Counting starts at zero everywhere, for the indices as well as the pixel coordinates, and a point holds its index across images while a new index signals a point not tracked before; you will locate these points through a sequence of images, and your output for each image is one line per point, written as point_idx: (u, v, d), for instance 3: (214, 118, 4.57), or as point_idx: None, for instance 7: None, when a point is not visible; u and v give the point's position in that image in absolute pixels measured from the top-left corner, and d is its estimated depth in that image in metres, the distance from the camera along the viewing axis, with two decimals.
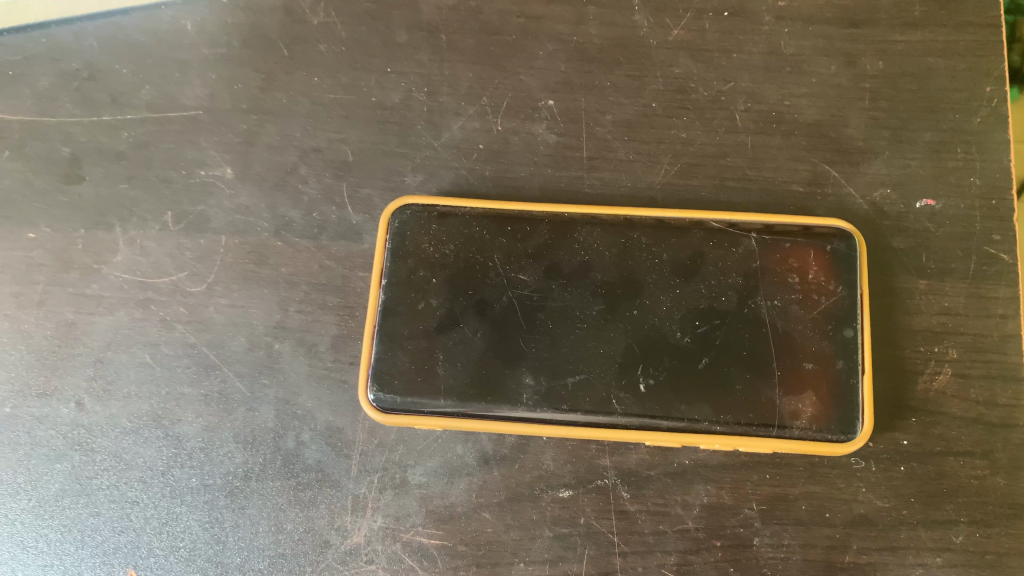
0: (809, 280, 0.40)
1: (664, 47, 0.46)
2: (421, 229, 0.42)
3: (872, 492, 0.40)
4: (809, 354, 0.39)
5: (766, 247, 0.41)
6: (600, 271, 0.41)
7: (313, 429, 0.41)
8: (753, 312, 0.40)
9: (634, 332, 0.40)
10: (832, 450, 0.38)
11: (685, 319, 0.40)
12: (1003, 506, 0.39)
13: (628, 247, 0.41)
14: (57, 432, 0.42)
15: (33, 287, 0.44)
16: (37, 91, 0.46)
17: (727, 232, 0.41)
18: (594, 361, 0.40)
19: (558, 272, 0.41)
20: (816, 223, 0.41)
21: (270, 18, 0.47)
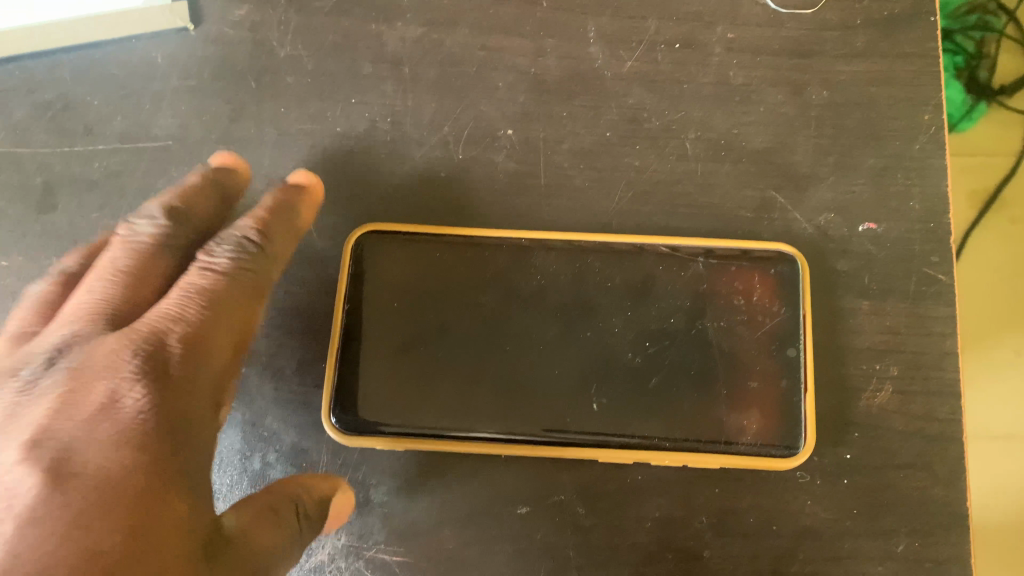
0: (754, 303, 0.43)
1: (619, 78, 0.48)
2: (384, 256, 0.44)
3: (817, 505, 0.42)
4: (754, 373, 0.41)
5: (714, 271, 0.43)
6: (556, 294, 0.43)
7: (276, 451, 0.42)
8: (701, 332, 0.42)
9: (588, 353, 0.42)
10: (777, 464, 0.40)
11: (636, 340, 0.42)
12: (941, 517, 0.41)
13: (582, 271, 0.43)
14: None
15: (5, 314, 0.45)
16: (12, 123, 0.48)
17: (676, 257, 0.44)
18: (549, 381, 0.42)
19: (515, 296, 0.43)
20: (763, 247, 0.44)
21: (239, 51, 0.48)
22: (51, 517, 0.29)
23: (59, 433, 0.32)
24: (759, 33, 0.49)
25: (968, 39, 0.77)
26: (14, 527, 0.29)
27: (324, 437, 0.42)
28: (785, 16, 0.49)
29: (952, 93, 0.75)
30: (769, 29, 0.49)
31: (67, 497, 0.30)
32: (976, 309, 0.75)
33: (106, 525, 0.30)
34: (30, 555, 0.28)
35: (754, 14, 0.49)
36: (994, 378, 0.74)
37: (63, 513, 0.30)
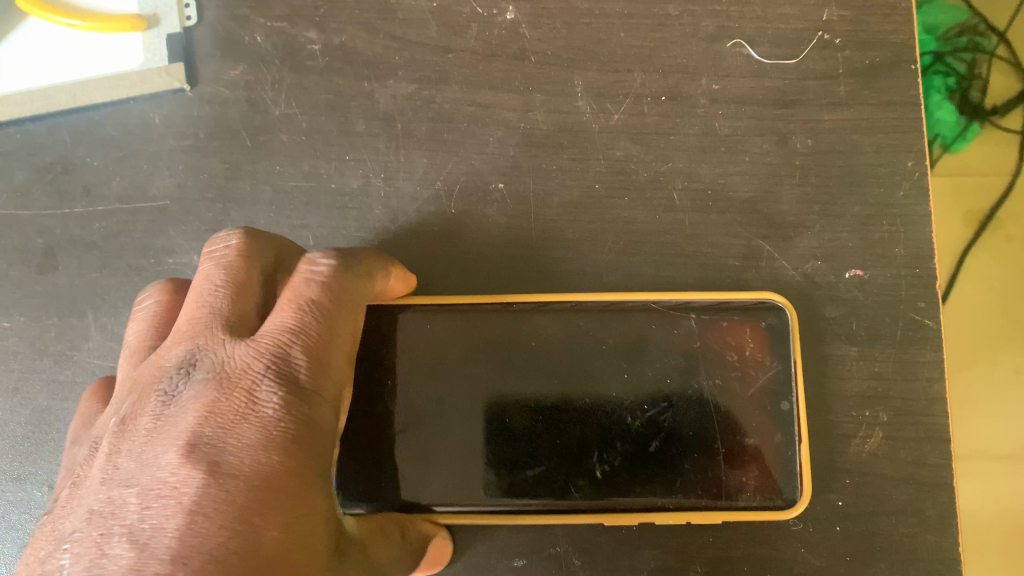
0: (748, 360, 0.43)
1: (606, 131, 0.49)
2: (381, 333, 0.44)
3: (810, 553, 0.42)
4: (752, 432, 0.42)
5: (708, 327, 0.43)
6: (551, 360, 0.44)
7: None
8: (698, 392, 0.43)
9: (588, 423, 0.43)
10: (773, 517, 0.41)
11: (632, 403, 0.43)
12: (932, 562, 0.42)
13: (574, 332, 0.44)
14: (32, 514, 0.44)
15: (9, 374, 0.46)
16: (13, 186, 0.49)
17: (670, 313, 0.44)
18: (550, 452, 0.43)
19: (511, 364, 0.44)
20: (751, 297, 0.44)
21: (234, 110, 0.49)
22: (219, 509, 0.28)
23: (212, 438, 0.30)
24: (744, 83, 0.50)
25: (959, 60, 0.75)
26: (186, 520, 0.27)
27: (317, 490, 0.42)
28: (768, 67, 0.50)
29: (942, 116, 0.75)
30: (753, 79, 0.50)
31: (227, 493, 0.28)
32: (970, 332, 0.76)
33: (266, 520, 0.28)
34: (200, 554, 0.26)
35: (738, 64, 0.50)
36: (992, 400, 0.75)
37: (229, 506, 0.28)
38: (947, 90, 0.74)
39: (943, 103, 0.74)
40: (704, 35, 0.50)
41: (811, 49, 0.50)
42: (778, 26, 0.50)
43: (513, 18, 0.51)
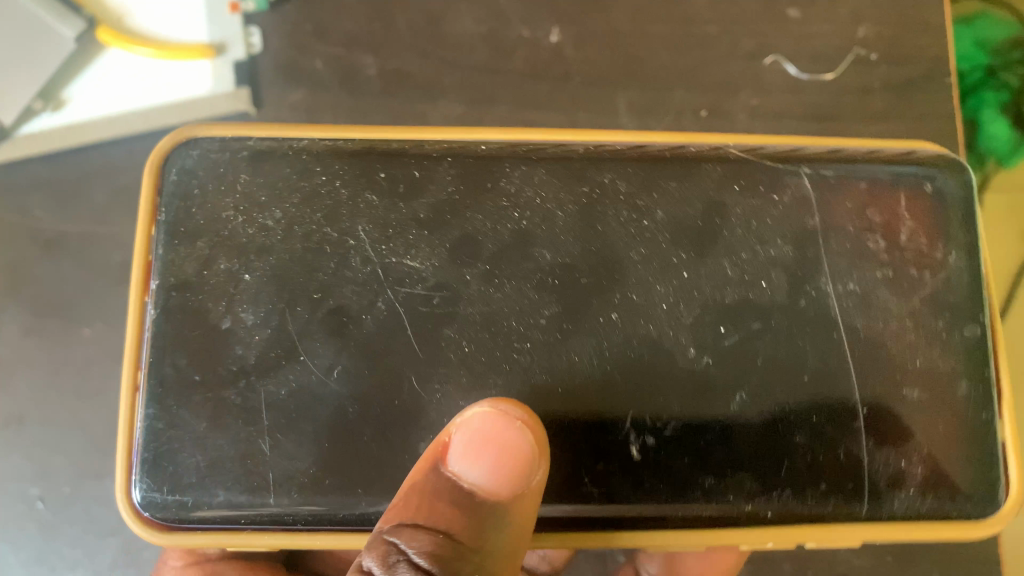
0: (903, 244, 0.35)
1: None
2: (438, 179, 0.36)
3: (851, 552, 0.45)
4: (838, 277, 0.35)
5: (822, 190, 0.36)
6: (608, 225, 0.36)
7: (251, 348, 0.35)
8: (734, 233, 0.35)
9: (659, 264, 0.35)
10: (970, 534, 0.34)
11: (707, 322, 0.35)
12: (972, 563, 0.44)
13: (645, 185, 0.36)
14: (111, 510, 0.48)
15: (91, 380, 0.50)
16: (94, 206, 0.52)
17: (681, 159, 0.36)
18: (627, 291, 0.35)
19: (544, 231, 0.35)
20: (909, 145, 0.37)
21: None
22: None
23: None
24: (781, 97, 0.51)
25: (1013, 74, 0.67)
26: None
27: (310, 352, 0.35)
28: (806, 82, 0.51)
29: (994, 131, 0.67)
30: (790, 93, 0.51)
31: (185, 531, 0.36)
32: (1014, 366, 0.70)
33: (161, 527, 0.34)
34: None
35: (777, 81, 0.52)
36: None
37: None
38: (999, 104, 0.67)
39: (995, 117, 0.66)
40: (743, 53, 0.52)
41: (848, 64, 0.51)
42: (816, 42, 0.52)
43: (558, 40, 0.53)
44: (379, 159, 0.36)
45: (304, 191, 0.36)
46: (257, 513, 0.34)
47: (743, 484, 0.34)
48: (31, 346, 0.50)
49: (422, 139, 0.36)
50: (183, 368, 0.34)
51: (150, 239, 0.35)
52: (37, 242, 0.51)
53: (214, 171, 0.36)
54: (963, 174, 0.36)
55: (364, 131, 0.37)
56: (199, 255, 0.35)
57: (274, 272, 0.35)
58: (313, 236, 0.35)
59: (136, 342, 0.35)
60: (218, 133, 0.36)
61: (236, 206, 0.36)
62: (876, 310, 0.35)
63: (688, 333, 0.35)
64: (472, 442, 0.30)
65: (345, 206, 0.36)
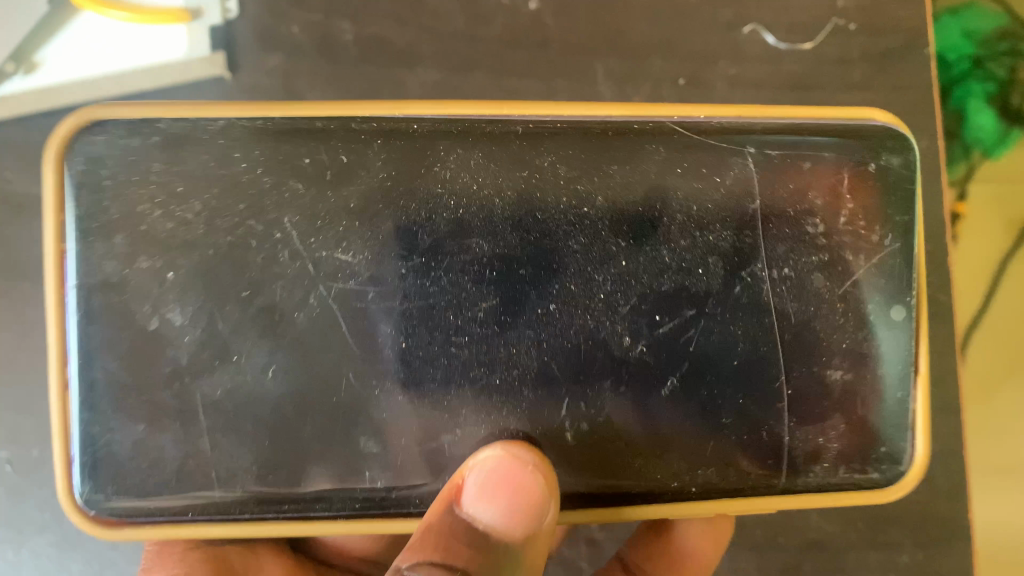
0: (841, 228, 0.35)
1: None
2: (370, 164, 0.33)
3: (821, 518, 0.45)
4: (773, 263, 0.35)
5: (766, 172, 0.34)
6: (548, 213, 0.34)
7: (183, 350, 0.33)
8: (672, 222, 0.34)
9: (598, 254, 0.34)
10: (875, 500, 0.35)
11: (640, 312, 0.35)
12: (941, 529, 0.45)
13: (584, 169, 0.34)
14: None
15: None
16: None
17: (625, 142, 0.34)
18: (565, 282, 0.34)
19: (482, 219, 0.34)
20: (847, 115, 0.35)
21: (271, 98, 0.52)
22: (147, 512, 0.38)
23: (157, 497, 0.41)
24: (760, 67, 0.51)
25: (1000, 65, 0.68)
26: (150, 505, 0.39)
27: (242, 352, 0.34)
28: (784, 52, 0.51)
29: (980, 122, 0.68)
30: (769, 64, 0.51)
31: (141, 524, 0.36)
32: (989, 361, 0.72)
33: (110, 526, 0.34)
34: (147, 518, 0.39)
35: (755, 51, 0.51)
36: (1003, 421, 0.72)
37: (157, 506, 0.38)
38: (986, 95, 0.68)
39: (980, 109, 0.68)
40: (722, 22, 0.52)
41: (826, 35, 0.51)
42: (795, 12, 0.52)
43: (536, 7, 0.53)
44: (303, 144, 0.33)
45: (224, 181, 0.33)
46: (205, 506, 0.34)
47: (668, 463, 0.35)
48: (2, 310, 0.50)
49: (354, 114, 0.33)
50: (112, 372, 0.33)
51: (64, 237, 0.33)
52: (9, 205, 0.51)
53: (125, 158, 0.33)
54: (906, 153, 0.35)
55: (287, 108, 0.33)
56: (118, 253, 0.33)
57: (197, 269, 0.33)
58: (238, 230, 0.33)
59: (60, 338, 0.33)
60: (126, 111, 0.33)
61: (152, 200, 0.33)
62: (806, 295, 0.35)
63: (624, 322, 0.34)
64: (488, 485, 0.31)
65: (270, 194, 0.33)
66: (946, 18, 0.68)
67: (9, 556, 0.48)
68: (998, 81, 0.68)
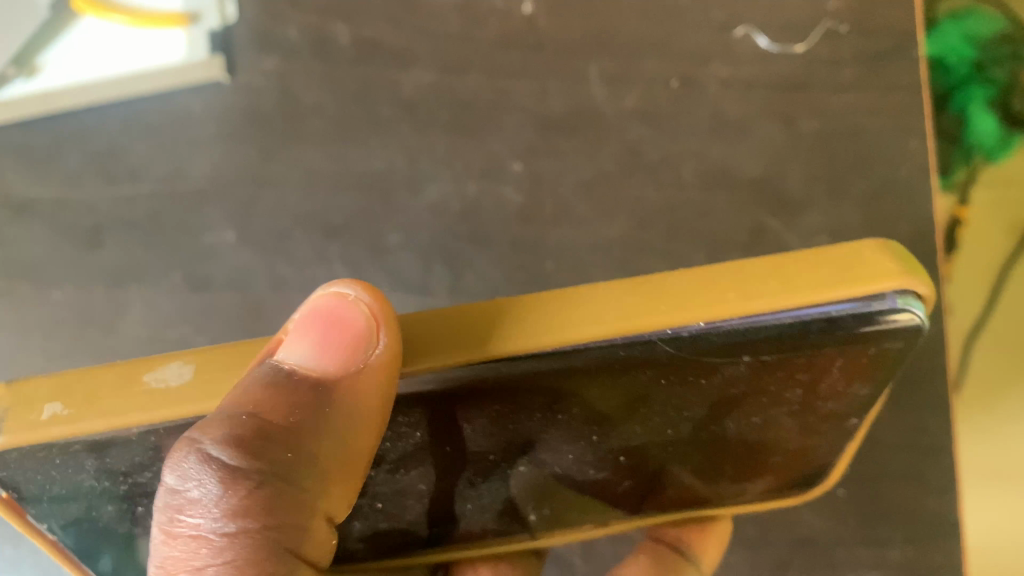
0: (822, 391, 0.30)
1: (619, 115, 0.52)
2: (275, 407, 0.27)
3: (813, 514, 0.46)
4: (744, 416, 0.31)
5: (763, 370, 0.28)
6: (516, 426, 0.30)
7: (127, 517, 0.33)
8: (653, 409, 0.30)
9: (569, 437, 0.31)
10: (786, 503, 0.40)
11: (601, 457, 0.32)
12: (934, 525, 0.45)
13: (557, 375, 0.27)
14: None
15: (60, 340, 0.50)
16: (66, 170, 0.52)
17: (591, 364, 0.26)
18: (519, 463, 0.32)
19: (439, 428, 0.29)
20: (874, 276, 0.25)
21: (268, 99, 0.53)
22: None
23: None
24: (753, 67, 0.52)
25: (1000, 71, 0.67)
26: None
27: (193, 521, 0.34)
28: (776, 54, 0.52)
29: (977, 126, 0.68)
30: (761, 64, 0.52)
31: None
32: (993, 365, 0.71)
33: None
34: None
35: (747, 51, 0.52)
36: (1006, 429, 0.70)
37: None
38: (987, 100, 0.67)
39: (979, 113, 0.67)
40: (714, 24, 0.52)
41: (818, 37, 0.52)
42: (787, 14, 0.52)
43: (530, 11, 0.53)
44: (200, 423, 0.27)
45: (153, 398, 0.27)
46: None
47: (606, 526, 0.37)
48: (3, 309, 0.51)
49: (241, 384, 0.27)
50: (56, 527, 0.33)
51: None
52: (10, 206, 0.52)
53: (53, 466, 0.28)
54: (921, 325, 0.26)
55: (164, 411, 0.27)
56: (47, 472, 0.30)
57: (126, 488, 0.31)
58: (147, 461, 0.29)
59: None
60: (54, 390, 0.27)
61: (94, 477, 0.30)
62: (771, 429, 0.32)
63: (585, 463, 0.32)
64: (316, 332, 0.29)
65: (161, 440, 0.28)
66: (946, 22, 0.68)
67: (8, 552, 0.48)
68: (998, 87, 0.68)
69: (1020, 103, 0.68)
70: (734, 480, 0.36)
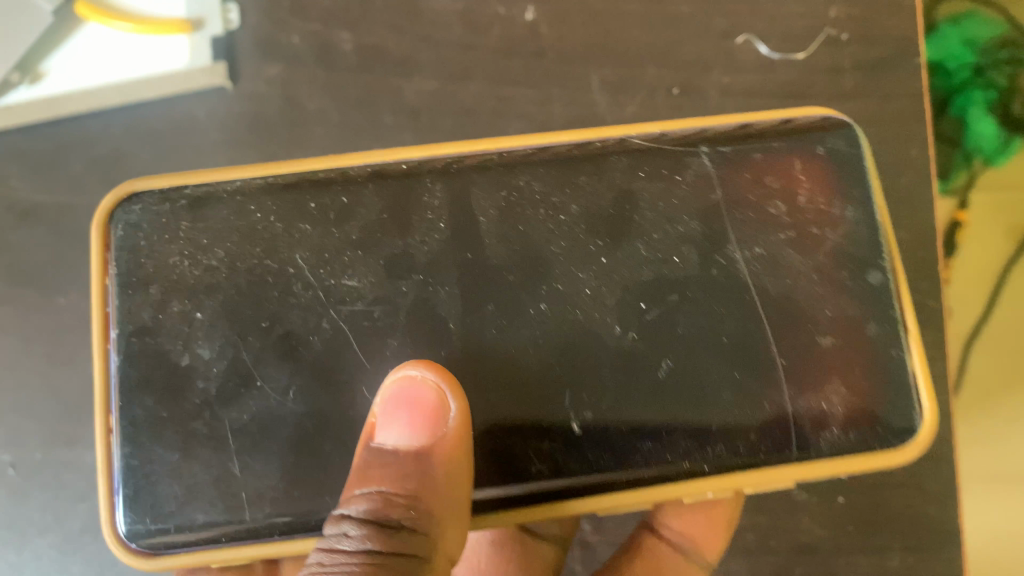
0: (802, 206, 0.36)
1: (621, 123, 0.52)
2: (366, 202, 0.36)
3: (812, 521, 0.46)
4: (744, 244, 0.36)
5: (724, 167, 0.37)
6: (529, 225, 0.36)
7: (211, 380, 0.35)
8: (645, 219, 0.36)
9: (575, 251, 0.36)
10: (889, 463, 0.34)
11: (624, 304, 0.35)
12: (933, 534, 0.45)
13: (558, 183, 0.36)
14: (82, 476, 0.49)
15: (63, 346, 0.50)
16: (70, 176, 0.52)
17: (586, 155, 0.37)
18: (553, 283, 0.35)
19: (469, 232, 0.36)
20: (788, 112, 0.38)
21: (272, 106, 0.53)
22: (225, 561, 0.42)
23: None
24: (753, 76, 0.52)
25: (1001, 73, 0.68)
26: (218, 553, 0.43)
27: (265, 378, 0.35)
28: (777, 61, 0.52)
29: (981, 130, 0.67)
30: (762, 72, 0.52)
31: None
32: (992, 367, 0.71)
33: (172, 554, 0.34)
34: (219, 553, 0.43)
35: (748, 60, 0.52)
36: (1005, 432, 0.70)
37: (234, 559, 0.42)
38: (987, 102, 0.67)
39: (983, 116, 0.67)
40: (715, 32, 0.53)
41: (819, 45, 0.52)
42: (787, 22, 0.53)
43: (533, 18, 0.54)
44: (308, 190, 0.36)
45: (241, 231, 0.36)
46: (237, 530, 0.34)
47: (677, 443, 0.34)
48: (5, 314, 0.51)
49: (349, 164, 0.37)
50: (150, 408, 0.34)
51: (106, 296, 0.36)
52: (13, 210, 0.52)
53: (157, 222, 0.36)
54: (848, 134, 0.37)
55: (287, 164, 0.37)
56: (152, 300, 0.35)
57: (223, 307, 0.35)
58: (255, 269, 0.36)
59: (103, 388, 0.35)
60: (157, 184, 0.37)
61: (181, 251, 0.36)
62: (790, 277, 0.36)
63: (613, 313, 0.35)
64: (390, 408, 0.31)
65: (282, 238, 0.36)
66: (946, 27, 0.69)
67: (10, 559, 0.48)
68: (999, 90, 0.68)
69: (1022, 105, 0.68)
70: (803, 395, 0.34)
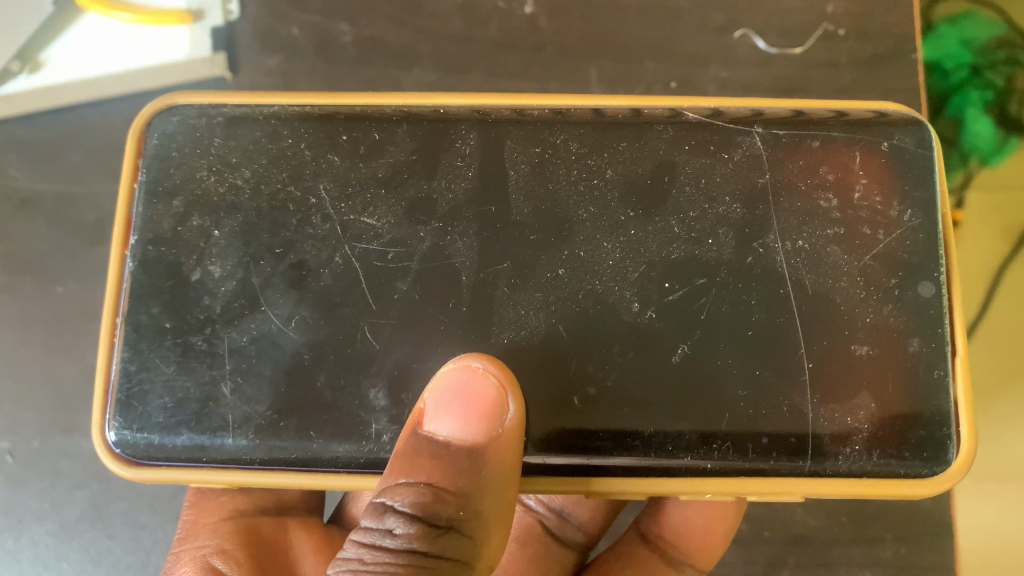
0: (855, 202, 0.36)
1: None
2: (397, 141, 0.36)
3: (807, 513, 0.46)
4: (786, 235, 0.35)
5: (775, 149, 0.36)
6: (559, 185, 0.36)
7: (218, 297, 0.35)
8: (682, 193, 0.36)
9: (607, 225, 0.36)
10: (918, 492, 0.33)
11: (650, 281, 0.35)
12: (926, 525, 0.46)
13: (596, 151, 0.36)
14: (79, 464, 0.49)
15: (61, 334, 0.50)
16: (70, 166, 0.52)
17: (631, 123, 0.36)
18: (576, 248, 0.35)
19: (497, 186, 0.36)
20: (858, 106, 0.37)
21: None
22: (224, 531, 0.42)
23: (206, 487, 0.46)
24: (750, 70, 0.52)
25: (998, 74, 0.68)
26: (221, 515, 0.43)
27: (271, 303, 0.35)
28: (774, 56, 0.52)
29: (978, 130, 0.68)
30: (759, 67, 0.52)
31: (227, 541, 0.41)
32: (989, 364, 0.69)
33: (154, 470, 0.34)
34: (223, 520, 0.43)
35: (746, 54, 0.53)
36: (1004, 430, 0.68)
37: (232, 528, 0.42)
38: (983, 102, 0.67)
39: (979, 117, 0.67)
40: (712, 27, 0.53)
41: (815, 40, 0.52)
42: (785, 17, 0.53)
43: (532, 11, 0.54)
44: (342, 122, 0.36)
45: (271, 152, 0.36)
46: (220, 452, 0.34)
47: (683, 436, 0.34)
48: (4, 303, 0.51)
49: (385, 103, 0.37)
50: (155, 316, 0.35)
51: (130, 198, 0.36)
52: (12, 200, 0.52)
53: (192, 134, 0.37)
54: (919, 133, 0.36)
55: (330, 98, 0.37)
56: (175, 212, 0.36)
57: (241, 227, 0.36)
58: (278, 195, 0.36)
59: (114, 293, 0.36)
60: (195, 98, 0.37)
61: (209, 166, 0.36)
62: (827, 276, 0.35)
63: (634, 289, 0.35)
64: (441, 399, 0.31)
65: (308, 166, 0.36)
66: (943, 27, 0.67)
67: (8, 546, 0.48)
68: (996, 91, 0.68)
69: (1019, 105, 0.68)
70: (832, 400, 0.34)
